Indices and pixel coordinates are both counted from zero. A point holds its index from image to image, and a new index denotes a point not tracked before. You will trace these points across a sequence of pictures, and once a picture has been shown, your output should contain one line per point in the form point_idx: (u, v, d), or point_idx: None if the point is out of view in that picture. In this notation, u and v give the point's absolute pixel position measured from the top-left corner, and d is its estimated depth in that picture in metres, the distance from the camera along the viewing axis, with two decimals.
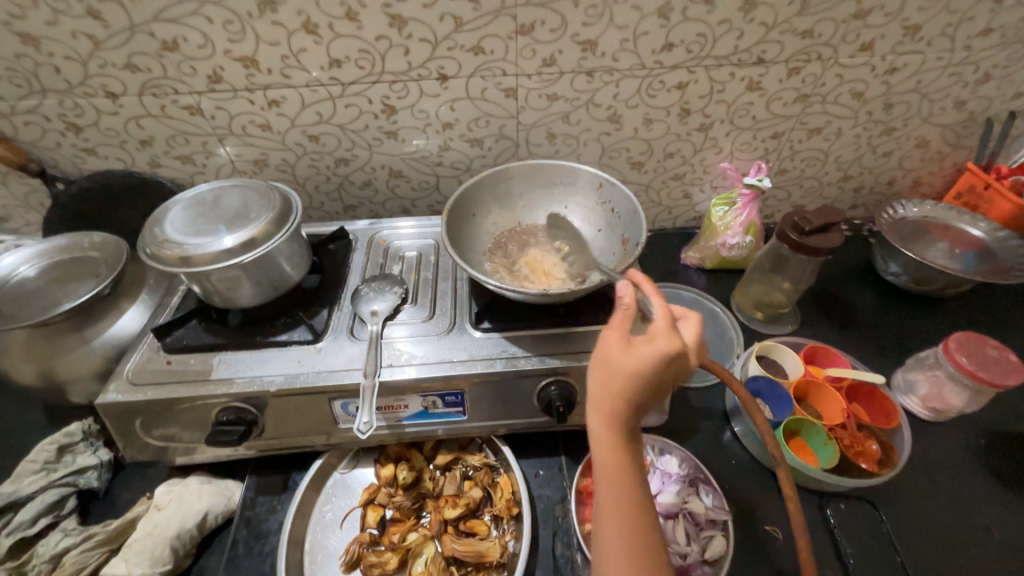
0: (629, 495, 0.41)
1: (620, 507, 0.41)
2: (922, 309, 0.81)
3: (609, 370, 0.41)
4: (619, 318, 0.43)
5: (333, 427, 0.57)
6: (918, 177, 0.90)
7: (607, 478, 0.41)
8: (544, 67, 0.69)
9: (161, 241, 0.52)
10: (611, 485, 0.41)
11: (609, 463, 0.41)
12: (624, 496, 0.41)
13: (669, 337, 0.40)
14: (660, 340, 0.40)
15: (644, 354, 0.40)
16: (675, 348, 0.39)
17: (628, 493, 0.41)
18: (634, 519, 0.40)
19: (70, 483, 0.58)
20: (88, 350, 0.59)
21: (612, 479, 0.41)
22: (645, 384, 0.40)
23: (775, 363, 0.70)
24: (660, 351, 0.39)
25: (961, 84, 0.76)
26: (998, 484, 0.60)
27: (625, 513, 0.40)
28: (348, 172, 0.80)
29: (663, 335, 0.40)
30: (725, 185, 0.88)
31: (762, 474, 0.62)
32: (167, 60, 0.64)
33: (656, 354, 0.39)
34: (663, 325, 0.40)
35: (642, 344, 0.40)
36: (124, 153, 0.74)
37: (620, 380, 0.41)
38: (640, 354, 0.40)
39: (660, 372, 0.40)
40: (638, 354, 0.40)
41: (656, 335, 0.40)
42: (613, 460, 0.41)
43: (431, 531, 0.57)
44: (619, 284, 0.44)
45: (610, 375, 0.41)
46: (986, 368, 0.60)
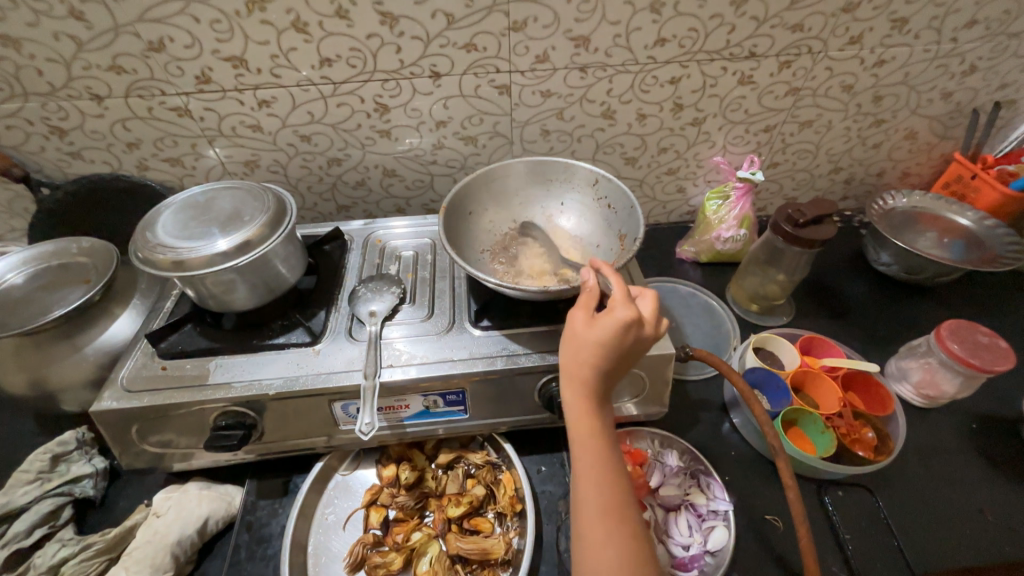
0: (603, 460, 0.42)
1: (595, 473, 0.42)
2: (912, 298, 0.82)
3: (577, 345, 0.44)
4: (584, 297, 0.46)
5: (333, 429, 0.56)
6: (906, 168, 0.91)
7: (581, 446, 0.43)
8: (538, 64, 0.69)
9: (153, 245, 0.51)
10: (586, 452, 0.43)
11: (582, 432, 0.43)
12: (598, 462, 0.42)
13: (625, 306, 0.42)
14: (617, 310, 0.42)
15: (605, 325, 0.42)
16: (631, 317, 0.42)
17: (600, 458, 0.42)
18: (609, 482, 0.41)
19: (64, 493, 0.57)
20: (81, 358, 0.58)
21: (585, 447, 0.43)
22: (610, 353, 0.42)
23: (771, 354, 0.71)
24: (618, 320, 0.42)
25: (948, 76, 0.77)
26: (990, 467, 0.62)
27: (600, 478, 0.42)
28: (342, 172, 0.79)
29: (620, 305, 0.42)
30: (718, 178, 0.89)
31: (761, 464, 0.63)
32: (153, 60, 0.63)
33: (614, 324, 0.42)
34: (620, 296, 0.43)
35: (603, 317, 0.43)
36: (111, 156, 0.72)
37: (585, 352, 0.43)
38: (601, 326, 0.42)
39: (622, 341, 0.42)
40: (599, 326, 0.42)
41: (614, 306, 0.43)
42: (585, 429, 0.43)
43: (436, 531, 0.56)
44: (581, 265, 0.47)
45: (578, 350, 0.43)
46: (977, 355, 0.61)
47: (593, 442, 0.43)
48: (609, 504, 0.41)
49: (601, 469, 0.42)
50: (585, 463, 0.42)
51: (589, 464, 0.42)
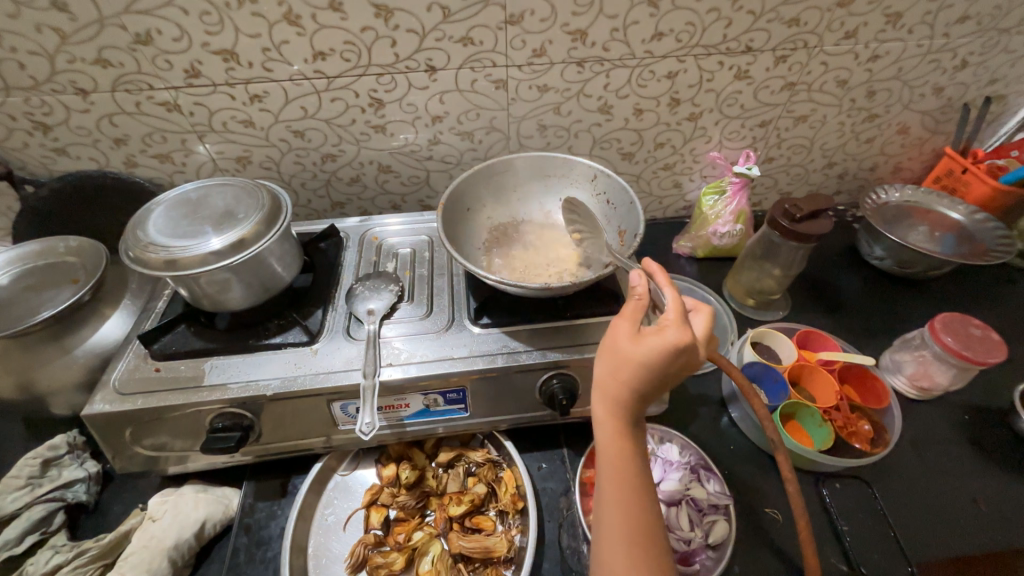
0: (631, 481, 0.41)
1: (621, 493, 0.41)
2: (904, 291, 0.83)
3: (619, 359, 0.42)
4: (632, 309, 0.44)
5: (332, 429, 0.56)
6: (898, 162, 0.92)
7: (608, 463, 0.42)
8: (535, 58, 0.68)
9: (144, 244, 0.50)
10: (613, 470, 0.42)
11: (612, 447, 0.42)
12: (625, 482, 0.41)
13: (679, 327, 0.41)
14: (670, 331, 0.41)
15: (654, 344, 0.41)
16: (685, 339, 0.40)
17: (628, 478, 0.41)
18: (635, 504, 0.41)
19: (56, 499, 0.55)
20: (70, 360, 0.57)
21: (613, 464, 0.42)
22: (654, 373, 0.41)
23: (768, 349, 0.71)
24: (669, 341, 0.40)
25: (940, 71, 0.78)
26: (982, 457, 0.63)
27: (626, 498, 0.41)
28: (336, 168, 0.78)
29: (673, 325, 0.41)
30: (714, 174, 0.89)
31: (760, 457, 0.64)
32: (141, 54, 0.61)
33: (664, 344, 0.40)
34: (674, 316, 0.41)
35: (653, 335, 0.41)
36: (97, 152, 0.70)
37: (628, 368, 0.41)
38: (650, 343, 0.41)
39: (670, 363, 0.41)
40: (648, 342, 0.41)
41: (666, 325, 0.41)
42: (615, 447, 0.42)
43: (437, 529, 0.56)
44: (632, 274, 0.45)
45: (619, 364, 0.42)
46: (970, 347, 0.62)
47: (623, 461, 0.42)
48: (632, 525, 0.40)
49: (628, 490, 0.41)
50: (611, 481, 0.41)
51: (616, 482, 0.41)
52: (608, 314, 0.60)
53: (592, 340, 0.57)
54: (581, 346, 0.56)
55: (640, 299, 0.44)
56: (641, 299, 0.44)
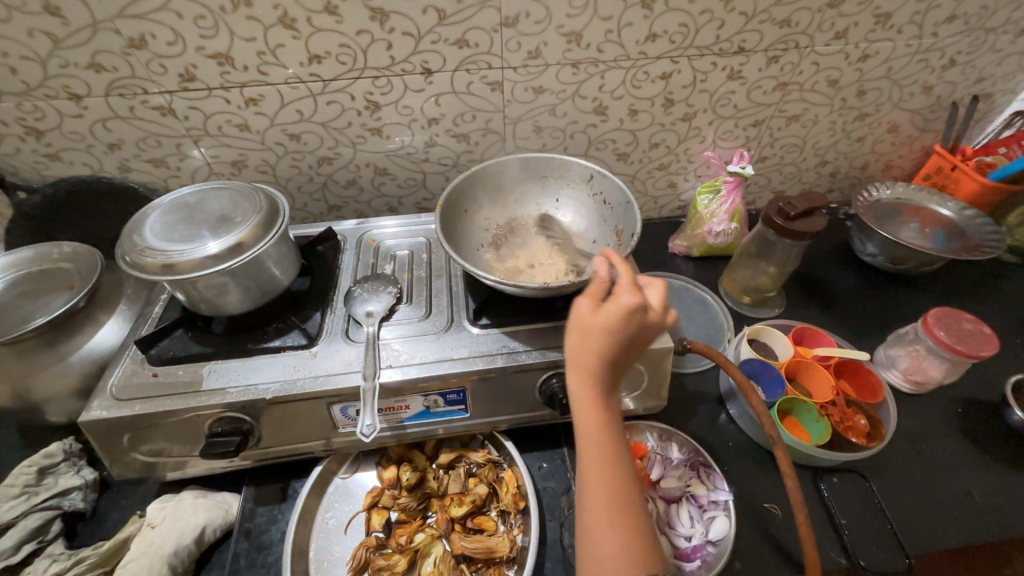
0: (608, 455, 0.41)
1: (601, 469, 0.40)
2: (897, 287, 0.85)
3: (583, 334, 0.42)
4: (592, 287, 0.45)
5: (332, 432, 0.56)
6: (889, 160, 0.94)
7: (586, 441, 0.41)
8: (530, 60, 0.68)
9: (141, 249, 0.50)
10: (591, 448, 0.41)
11: (587, 425, 0.41)
12: (603, 457, 0.41)
13: (634, 294, 0.42)
14: (626, 298, 0.42)
15: (613, 312, 0.41)
16: (640, 304, 0.41)
17: (605, 453, 0.41)
18: (614, 478, 0.40)
19: (53, 507, 0.55)
20: (66, 366, 0.56)
21: (590, 443, 0.41)
22: (618, 342, 0.42)
23: (764, 346, 0.72)
24: (626, 307, 0.41)
25: (928, 70, 0.79)
26: (976, 449, 0.64)
27: (607, 473, 0.40)
28: (332, 171, 0.78)
29: (628, 293, 0.42)
30: (709, 173, 0.90)
31: (758, 453, 0.64)
32: (135, 58, 0.61)
33: (623, 311, 0.41)
34: (628, 285, 0.43)
35: (610, 304, 0.42)
36: (91, 158, 0.70)
37: (593, 341, 0.42)
38: (611, 313, 0.41)
39: (631, 330, 0.42)
40: (607, 312, 0.42)
41: (621, 294, 0.42)
42: (590, 424, 0.41)
43: (439, 531, 0.56)
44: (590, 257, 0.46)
45: (583, 339, 0.42)
46: (962, 340, 0.63)
47: (600, 437, 0.41)
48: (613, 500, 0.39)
49: (606, 464, 0.40)
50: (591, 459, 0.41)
51: (595, 458, 0.41)
52: None
53: None
54: None
55: (599, 279, 0.45)
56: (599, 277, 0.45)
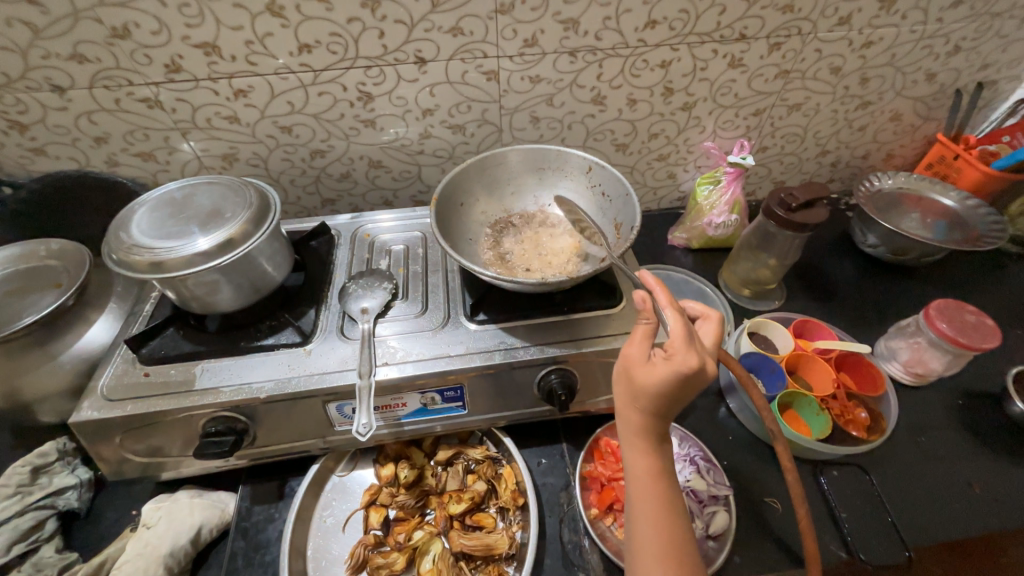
0: (660, 500, 0.43)
1: (656, 514, 0.43)
2: (897, 278, 0.84)
3: (635, 386, 0.43)
4: (641, 333, 0.45)
5: (329, 430, 0.55)
6: (891, 149, 0.92)
7: (639, 485, 0.44)
8: (526, 48, 0.67)
9: (128, 246, 0.48)
10: (643, 492, 0.44)
11: (641, 469, 0.44)
12: (655, 501, 0.43)
13: (686, 353, 0.41)
14: (678, 358, 0.41)
15: (663, 372, 0.41)
16: (692, 364, 0.41)
17: (656, 498, 0.43)
18: (667, 521, 0.42)
19: (47, 507, 0.54)
20: (56, 366, 0.55)
21: (643, 487, 0.44)
22: (668, 397, 0.42)
23: (765, 339, 0.71)
24: (677, 368, 0.41)
25: (933, 57, 0.78)
26: (975, 441, 0.64)
27: (659, 519, 0.42)
28: (326, 164, 0.76)
29: (681, 351, 0.41)
30: (708, 164, 0.89)
31: (758, 447, 0.64)
32: (118, 48, 0.59)
33: (674, 372, 0.41)
34: (681, 342, 0.41)
35: (662, 362, 0.42)
36: (77, 152, 0.68)
37: (644, 395, 0.43)
38: (661, 371, 0.42)
39: (680, 387, 0.41)
40: (659, 370, 0.42)
41: (673, 352, 0.41)
42: (644, 470, 0.44)
43: (438, 528, 0.56)
44: (635, 297, 0.46)
45: (635, 391, 0.43)
46: (965, 333, 0.62)
47: (653, 482, 0.44)
48: (666, 547, 0.42)
49: (660, 509, 0.43)
50: (644, 503, 0.43)
51: (646, 504, 0.43)
52: (605, 307, 0.59)
53: (591, 334, 0.56)
54: (581, 340, 0.56)
55: (648, 321, 0.45)
56: (649, 321, 0.45)
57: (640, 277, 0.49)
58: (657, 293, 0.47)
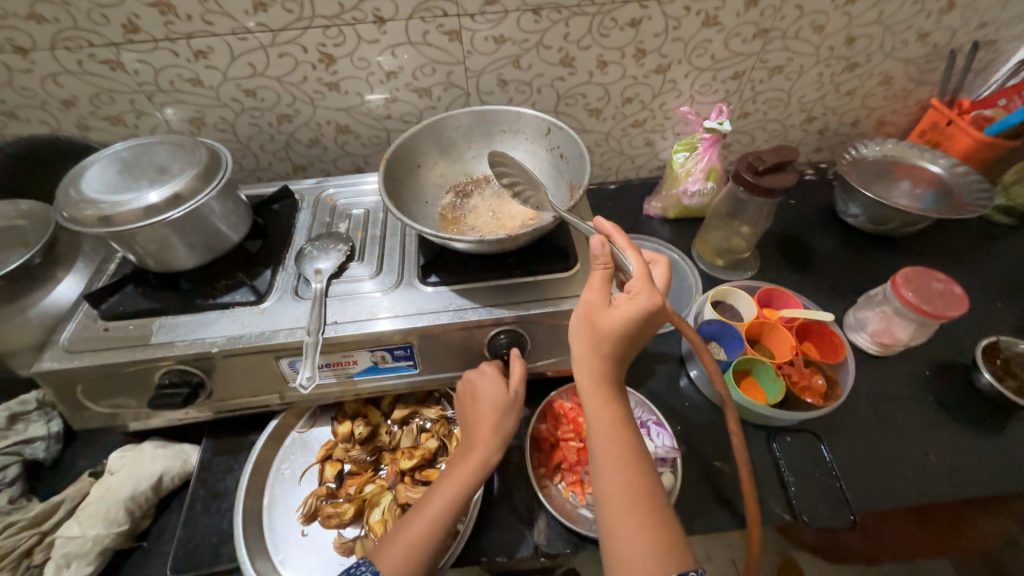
0: (624, 442, 0.44)
1: (621, 454, 0.44)
2: (878, 249, 0.82)
3: (597, 331, 0.45)
4: (599, 279, 0.46)
5: (283, 386, 0.56)
6: (882, 116, 0.89)
7: (604, 432, 0.44)
8: (487, 6, 0.65)
9: (78, 202, 0.49)
10: (608, 440, 0.44)
11: (605, 415, 0.45)
12: (620, 444, 0.44)
13: (648, 291, 0.43)
14: (641, 296, 0.43)
15: (628, 311, 0.43)
16: (655, 300, 0.43)
17: (619, 442, 0.44)
18: (632, 461, 0.44)
19: (13, 453, 0.57)
20: (25, 321, 0.57)
21: (607, 434, 0.44)
22: (630, 337, 0.44)
23: (730, 308, 0.70)
24: (642, 306, 0.43)
25: (924, 14, 0.73)
26: (938, 411, 0.63)
27: (623, 462, 0.43)
28: (294, 130, 0.76)
29: (643, 291, 0.43)
30: (687, 131, 0.86)
31: (714, 413, 0.64)
32: (74, 8, 0.59)
33: (637, 311, 0.43)
34: (640, 281, 0.44)
35: (626, 302, 0.44)
36: (47, 115, 0.70)
37: (607, 338, 0.44)
38: (624, 311, 0.43)
39: (642, 326, 0.44)
40: (623, 311, 0.43)
41: (635, 291, 0.44)
42: (608, 417, 0.45)
43: (388, 482, 0.57)
44: (592, 243, 0.45)
45: (598, 336, 0.45)
46: (929, 301, 0.60)
47: (615, 428, 0.44)
48: (633, 490, 0.42)
49: (625, 453, 0.44)
50: (609, 447, 0.44)
51: (610, 448, 0.44)
52: (558, 270, 0.59)
53: (541, 297, 0.56)
54: (530, 303, 0.56)
55: (605, 267, 0.46)
56: (606, 267, 0.46)
57: (594, 227, 0.50)
58: (615, 238, 0.48)
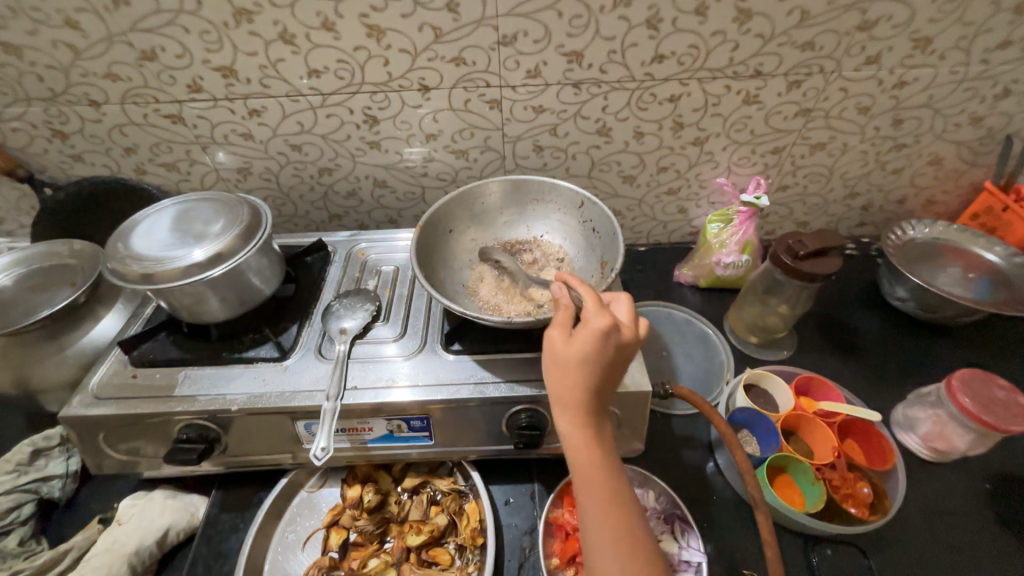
0: (606, 488, 0.39)
1: (602, 503, 0.39)
2: (927, 337, 0.77)
3: (560, 367, 0.41)
4: (560, 317, 0.44)
5: (296, 447, 0.55)
6: (931, 196, 0.85)
7: (583, 481, 0.40)
8: (529, 79, 0.67)
9: (124, 257, 0.51)
10: (590, 490, 0.40)
11: (584, 461, 0.40)
12: (601, 490, 0.39)
13: (601, 317, 0.41)
14: (593, 322, 0.40)
15: (584, 339, 0.40)
16: (607, 324, 0.40)
17: (602, 489, 0.39)
18: (615, 505, 0.39)
19: (31, 491, 0.57)
20: (62, 359, 0.59)
21: (589, 484, 0.40)
22: (594, 367, 0.40)
23: (765, 394, 0.66)
24: (597, 331, 0.40)
25: (978, 100, 0.71)
26: (1001, 532, 0.56)
27: (605, 508, 0.39)
28: (333, 182, 0.79)
29: (595, 315, 0.41)
30: (723, 201, 0.85)
31: (744, 511, 0.59)
32: (147, 69, 0.64)
33: (593, 336, 0.40)
34: (594, 306, 0.41)
35: (581, 332, 0.40)
36: (110, 160, 0.74)
37: (570, 372, 0.40)
38: (580, 340, 0.40)
39: (605, 352, 0.40)
40: (580, 340, 0.40)
41: (590, 318, 0.41)
42: (587, 466, 0.40)
43: (392, 558, 0.55)
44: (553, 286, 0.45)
45: (562, 372, 0.41)
46: (991, 411, 0.55)
47: (599, 476, 0.40)
48: (620, 541, 0.38)
49: (611, 502, 0.39)
50: (591, 493, 0.40)
51: (591, 494, 0.40)
52: None
53: None
54: None
55: (566, 306, 0.44)
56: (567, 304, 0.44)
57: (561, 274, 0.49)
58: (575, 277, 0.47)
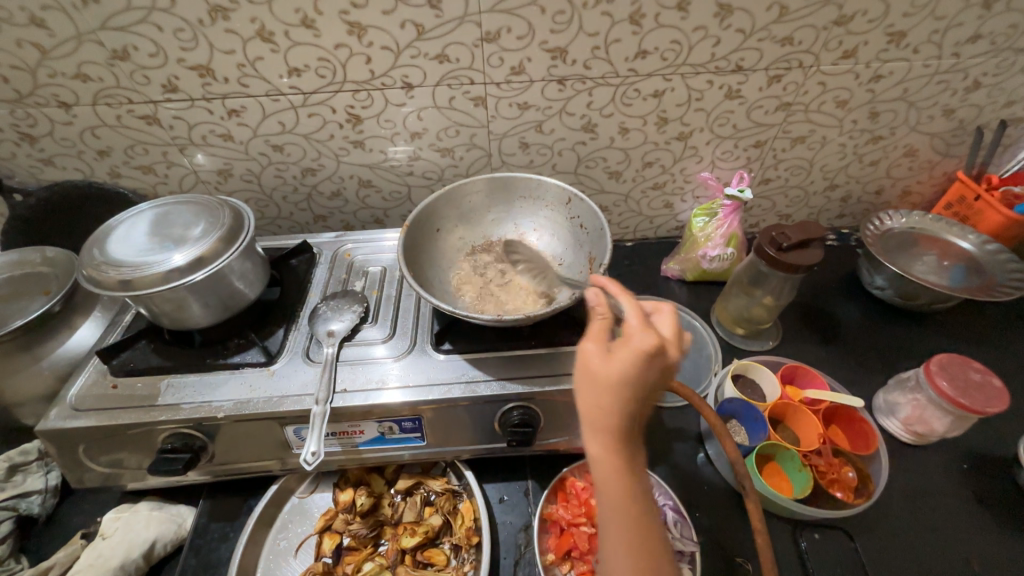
0: (637, 517, 0.36)
1: (630, 533, 0.36)
2: (905, 324, 0.79)
3: (595, 383, 0.38)
4: (597, 328, 0.41)
5: (286, 452, 0.54)
6: (907, 186, 0.87)
7: (611, 507, 0.37)
8: (513, 76, 0.66)
9: (100, 263, 0.50)
10: (617, 519, 0.36)
11: (614, 485, 0.37)
12: (630, 518, 0.36)
13: (644, 333, 0.38)
14: (637, 339, 0.37)
15: (626, 356, 0.37)
16: (653, 342, 0.37)
17: (632, 517, 0.36)
18: (644, 536, 0.36)
19: (8, 508, 0.55)
20: (36, 371, 0.57)
21: (617, 512, 0.36)
22: (633, 387, 0.37)
23: (752, 384, 0.67)
24: (640, 348, 0.37)
25: (950, 92, 0.73)
26: (979, 510, 0.58)
27: (634, 539, 0.36)
28: (317, 182, 0.77)
29: (639, 332, 0.38)
30: (707, 195, 0.86)
31: (735, 499, 0.60)
32: (119, 69, 0.62)
33: (637, 354, 0.37)
34: (638, 322, 0.39)
35: (621, 347, 0.37)
36: (82, 163, 0.72)
37: (607, 390, 0.37)
38: (622, 357, 0.37)
39: (646, 372, 0.37)
40: (620, 356, 0.37)
41: (632, 335, 0.38)
42: (618, 492, 0.36)
43: (387, 561, 0.55)
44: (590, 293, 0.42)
45: (597, 389, 0.37)
46: (967, 394, 0.57)
47: (627, 505, 0.36)
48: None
49: (637, 535, 0.36)
50: (618, 521, 0.36)
51: (620, 522, 0.36)
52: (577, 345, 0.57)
53: (557, 372, 0.55)
54: (546, 378, 0.54)
55: (602, 317, 0.42)
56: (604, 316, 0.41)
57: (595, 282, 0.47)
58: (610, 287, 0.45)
